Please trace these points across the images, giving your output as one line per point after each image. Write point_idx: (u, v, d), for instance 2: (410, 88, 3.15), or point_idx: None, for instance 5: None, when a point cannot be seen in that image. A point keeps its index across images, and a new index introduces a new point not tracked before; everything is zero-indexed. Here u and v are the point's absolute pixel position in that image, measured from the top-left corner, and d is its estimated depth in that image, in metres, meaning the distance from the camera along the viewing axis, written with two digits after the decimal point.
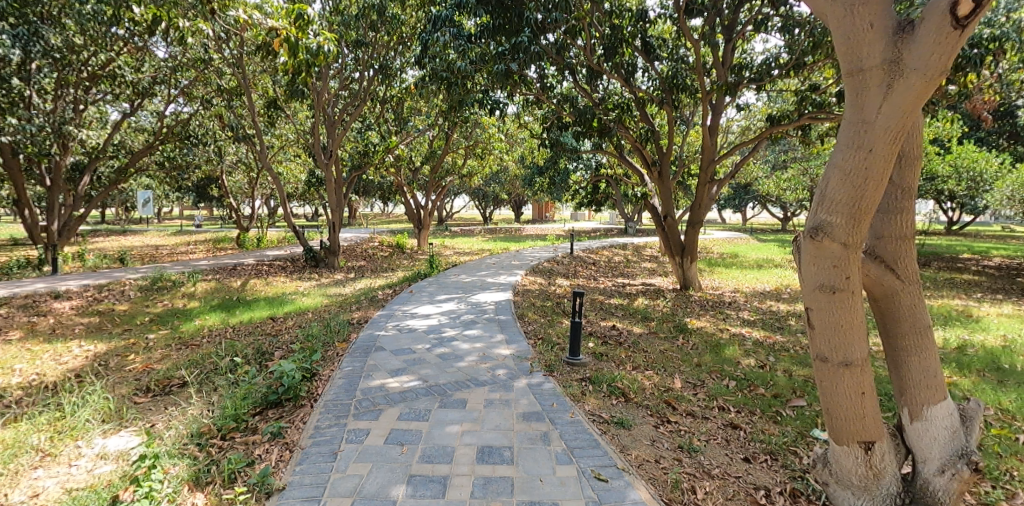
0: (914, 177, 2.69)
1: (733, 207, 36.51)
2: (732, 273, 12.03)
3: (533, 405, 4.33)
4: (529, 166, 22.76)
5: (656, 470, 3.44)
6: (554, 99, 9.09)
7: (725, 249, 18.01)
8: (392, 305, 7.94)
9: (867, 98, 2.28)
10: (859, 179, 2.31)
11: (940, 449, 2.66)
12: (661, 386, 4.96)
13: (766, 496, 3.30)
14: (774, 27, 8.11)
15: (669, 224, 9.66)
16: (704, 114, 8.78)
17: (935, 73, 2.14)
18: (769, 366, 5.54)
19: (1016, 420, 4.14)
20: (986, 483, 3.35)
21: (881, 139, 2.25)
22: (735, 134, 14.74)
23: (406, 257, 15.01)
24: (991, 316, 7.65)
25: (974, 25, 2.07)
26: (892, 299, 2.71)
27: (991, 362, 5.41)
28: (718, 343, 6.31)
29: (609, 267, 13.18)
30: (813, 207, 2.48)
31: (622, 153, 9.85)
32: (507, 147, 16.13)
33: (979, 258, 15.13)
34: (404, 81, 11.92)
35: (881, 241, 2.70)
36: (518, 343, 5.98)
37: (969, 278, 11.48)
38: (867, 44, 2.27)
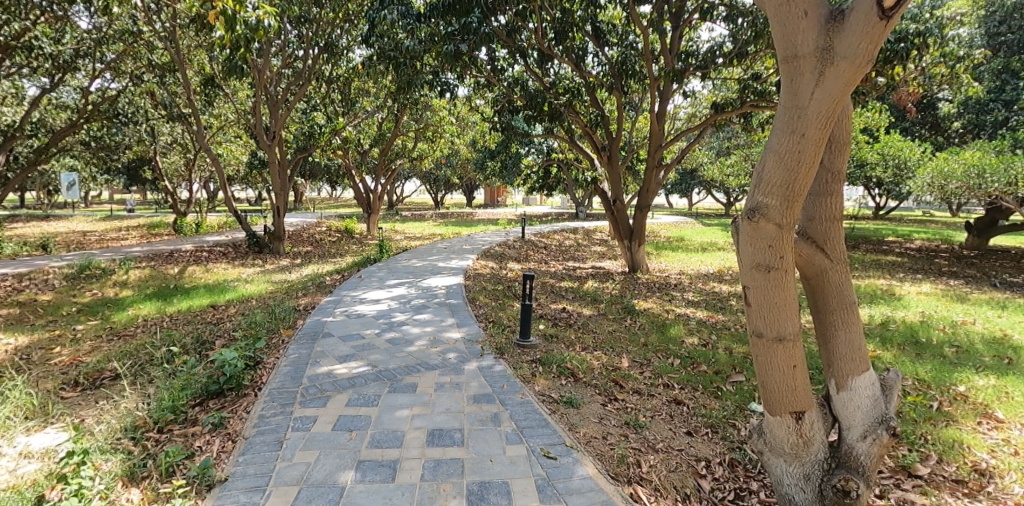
0: (843, 161, 2.82)
1: (679, 192, 37.63)
2: (678, 256, 12.39)
3: (484, 387, 4.35)
4: (481, 150, 22.61)
5: (603, 446, 3.54)
6: (505, 81, 9.05)
7: (671, 233, 18.53)
8: (341, 291, 7.79)
9: (801, 83, 2.36)
10: (792, 162, 2.40)
11: (863, 417, 2.83)
12: (609, 365, 5.08)
13: (706, 467, 3.46)
14: (718, 16, 8.34)
15: (618, 208, 9.81)
16: (652, 100, 8.93)
17: (861, 62, 2.24)
18: (711, 344, 5.77)
19: (931, 389, 4.49)
20: (904, 447, 3.62)
21: (813, 123, 2.34)
22: (682, 120, 15.10)
23: (356, 242, 14.68)
24: (912, 294, 8.23)
25: (898, 17, 2.16)
26: (822, 277, 2.85)
27: (910, 336, 5.83)
28: (664, 322, 6.53)
29: (559, 251, 13.29)
30: (749, 190, 2.57)
31: (572, 138, 9.92)
32: (459, 131, 15.93)
33: (903, 240, 16.24)
34: (352, 60, 11.57)
35: (812, 223, 2.83)
36: (468, 326, 6.01)
37: (892, 260, 12.28)
38: (801, 32, 2.34)
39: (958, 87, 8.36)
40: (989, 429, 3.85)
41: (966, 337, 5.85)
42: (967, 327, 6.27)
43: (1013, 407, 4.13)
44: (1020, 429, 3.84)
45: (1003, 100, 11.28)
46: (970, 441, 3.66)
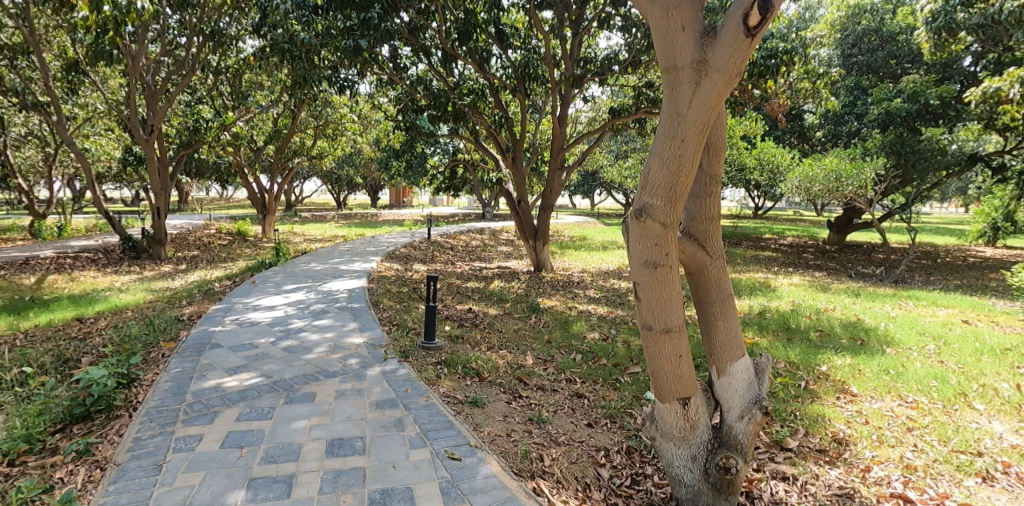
0: (720, 164, 3.01)
1: (582, 193, 39.08)
2: (581, 255, 12.85)
3: (387, 392, 4.25)
4: (385, 149, 22.07)
5: (507, 443, 3.59)
6: (408, 80, 8.89)
7: (575, 232, 19.19)
8: (232, 298, 7.26)
9: (680, 93, 2.47)
10: (674, 166, 2.54)
11: (740, 399, 3.06)
12: (514, 363, 5.17)
13: (606, 456, 3.62)
14: (615, 26, 8.75)
15: (522, 209, 9.99)
16: (554, 104, 9.19)
17: (733, 75, 2.36)
18: (611, 338, 6.05)
19: (799, 369, 5.01)
20: (777, 424, 4.00)
21: (691, 131, 2.48)
22: (583, 123, 15.70)
23: (250, 246, 13.74)
24: (784, 286, 9.15)
25: (762, 35, 2.29)
26: (703, 272, 3.05)
27: (782, 323, 6.47)
28: (567, 319, 6.75)
29: (466, 252, 13.29)
30: (637, 191, 2.69)
31: (478, 139, 9.96)
32: (361, 130, 15.44)
33: (777, 237, 17.99)
34: (243, 50, 10.83)
35: (694, 222, 3.02)
36: (371, 330, 5.84)
37: (768, 255, 13.55)
38: (679, 44, 2.45)
39: (818, 100, 9.41)
40: (846, 403, 4.36)
41: (826, 322, 6.59)
42: (828, 313, 7.07)
43: (864, 382, 4.70)
44: (869, 401, 4.39)
45: (855, 114, 12.76)
46: (830, 415, 4.12)
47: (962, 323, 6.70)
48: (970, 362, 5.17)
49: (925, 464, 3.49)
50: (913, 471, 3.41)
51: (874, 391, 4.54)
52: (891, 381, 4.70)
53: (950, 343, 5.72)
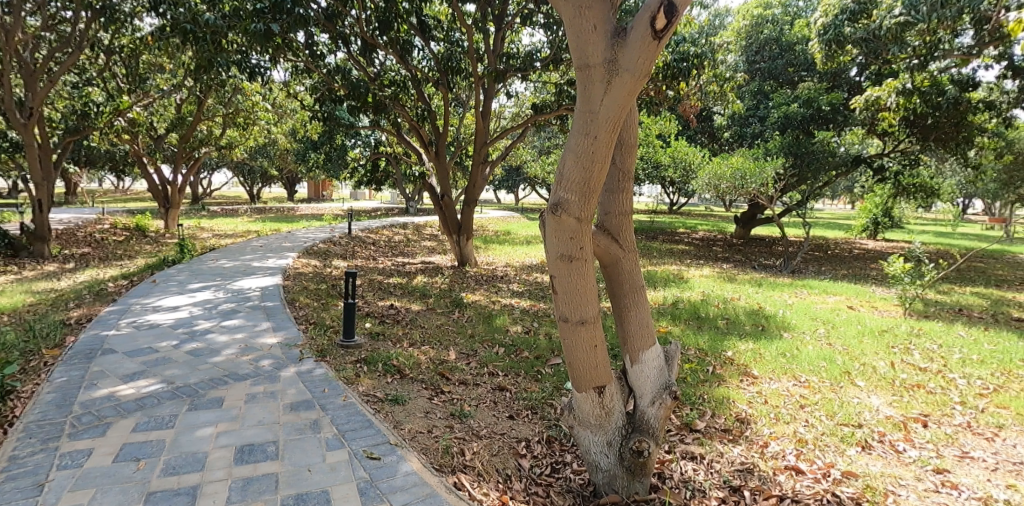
0: (632, 161, 3.04)
1: (507, 188, 39.38)
2: (505, 249, 12.95)
3: (302, 394, 4.09)
4: (302, 140, 21.14)
5: (428, 440, 3.57)
6: (325, 69, 8.55)
7: (499, 227, 19.33)
8: (128, 298, 6.68)
9: (592, 89, 2.45)
10: (587, 161, 2.52)
11: (651, 385, 3.09)
12: (436, 359, 5.14)
13: (526, 447, 3.67)
14: (537, 23, 8.87)
15: (446, 203, 9.92)
16: (478, 98, 9.17)
17: (642, 73, 2.36)
18: (533, 331, 6.16)
19: (707, 355, 5.35)
20: (687, 408, 4.24)
21: (604, 126, 2.46)
22: (507, 119, 15.82)
23: (150, 242, 12.70)
24: (695, 277, 9.71)
25: (669, 36, 2.30)
26: (617, 265, 3.06)
27: (693, 312, 6.87)
28: (490, 313, 6.80)
29: (389, 247, 13.01)
30: (552, 185, 2.66)
31: (400, 132, 9.77)
32: (275, 119, 14.68)
33: (689, 232, 19.05)
34: (139, 29, 9.96)
35: (607, 216, 3.03)
36: (286, 329, 5.58)
37: (681, 248, 14.31)
38: (591, 42, 2.42)
39: (725, 103, 10.04)
40: (747, 385, 4.69)
41: (732, 310, 7.07)
42: (733, 302, 7.59)
43: (764, 365, 5.09)
44: (768, 382, 4.76)
45: (758, 116, 13.64)
46: (734, 396, 4.41)
47: (847, 308, 7.41)
48: (853, 343, 5.72)
49: (814, 437, 3.80)
50: (805, 444, 3.71)
51: (772, 373, 4.91)
52: (787, 363, 5.12)
53: (836, 327, 6.32)
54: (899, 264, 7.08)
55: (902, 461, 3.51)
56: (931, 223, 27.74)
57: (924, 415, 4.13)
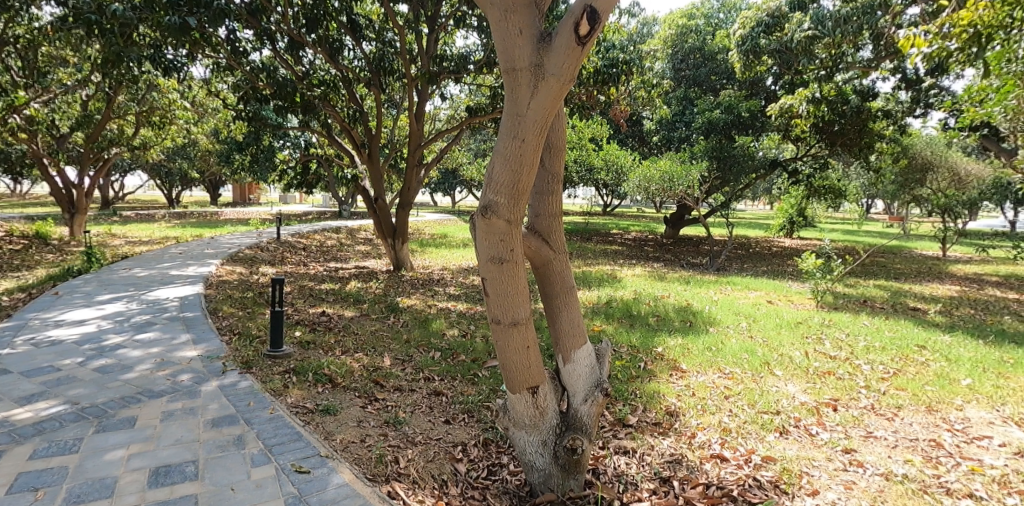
0: (561, 164, 3.08)
1: (443, 190, 39.11)
2: (441, 253, 12.84)
3: (225, 409, 3.88)
4: (226, 141, 20.11)
5: (361, 450, 3.48)
6: (249, 66, 8.17)
7: (436, 230, 19.16)
8: (25, 313, 6.09)
9: (519, 93, 2.45)
10: (515, 164, 2.53)
11: (583, 383, 3.12)
12: (370, 366, 5.02)
13: (463, 451, 3.65)
14: (471, 26, 8.87)
15: (380, 207, 9.72)
16: (411, 99, 9.05)
17: (567, 79, 2.38)
18: (470, 334, 6.15)
19: (639, 351, 5.53)
20: (620, 404, 4.36)
21: (531, 130, 2.47)
22: (442, 121, 15.72)
23: (52, 250, 11.64)
24: (627, 276, 10.02)
25: (592, 44, 2.34)
26: (548, 266, 3.09)
27: (625, 310, 7.09)
28: (426, 317, 6.72)
29: (320, 252, 12.57)
30: (482, 187, 2.65)
31: (331, 134, 9.47)
32: (195, 118, 13.87)
33: (622, 233, 19.64)
34: (35, 18, 9.12)
35: (538, 218, 3.06)
36: (207, 341, 5.28)
37: (615, 249, 14.73)
38: (517, 46, 2.43)
39: (653, 108, 10.42)
40: (676, 379, 4.89)
41: (662, 308, 7.34)
42: (663, 300, 7.89)
43: (691, 359, 5.32)
44: (695, 375, 4.97)
45: (684, 121, 14.26)
46: (664, 390, 4.58)
47: (766, 303, 7.87)
48: (772, 335, 6.09)
49: (737, 425, 4.00)
50: (729, 432, 3.90)
51: (699, 366, 5.14)
52: (713, 356, 5.37)
53: (757, 320, 6.71)
54: (811, 260, 7.60)
55: (815, 443, 3.76)
56: (839, 222, 29.96)
57: (834, 399, 4.45)
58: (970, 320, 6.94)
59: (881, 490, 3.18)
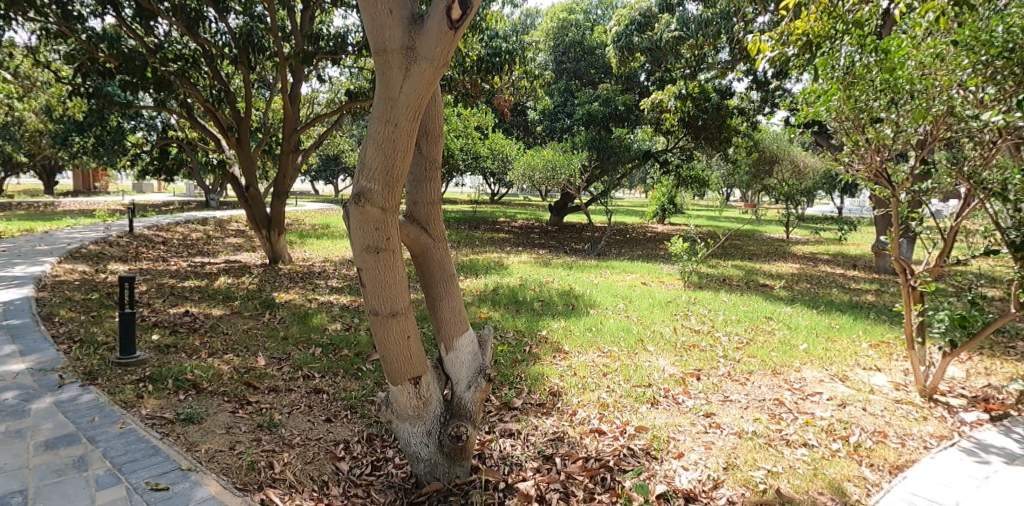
0: (438, 151, 3.03)
1: (325, 178, 37.24)
2: (323, 244, 12.20)
3: (62, 427, 3.39)
4: (61, 120, 17.45)
5: (230, 458, 3.22)
6: (86, 35, 7.11)
7: (317, 220, 18.18)
8: None
9: (391, 76, 2.36)
10: (388, 150, 2.45)
11: (466, 370, 3.12)
12: (242, 368, 4.65)
13: (345, 449, 3.51)
14: (350, 5, 8.43)
15: (252, 196, 9.00)
16: (285, 81, 8.44)
17: (440, 64, 2.32)
18: (353, 327, 5.92)
19: (524, 336, 5.67)
20: (506, 388, 4.45)
21: (404, 115, 2.40)
22: (321, 104, 14.87)
23: None
24: (514, 264, 10.23)
25: (465, 29, 2.30)
26: (427, 255, 3.04)
27: (512, 297, 7.23)
28: (306, 312, 6.36)
29: (183, 246, 11.39)
30: (355, 173, 2.54)
31: (192, 115, 8.57)
32: (17, 92, 11.86)
33: (510, 221, 19.99)
34: None
35: (416, 206, 2.99)
36: (39, 352, 4.56)
37: (502, 237, 14.95)
38: (388, 27, 2.33)
39: (536, 99, 10.67)
40: (559, 360, 5.09)
41: (546, 293, 7.59)
42: (547, 285, 8.16)
43: (573, 340, 5.57)
44: (577, 355, 5.21)
45: (566, 113, 14.78)
46: (548, 372, 4.74)
47: (641, 284, 8.45)
48: (645, 314, 6.55)
49: (614, 400, 4.25)
50: (606, 407, 4.13)
51: (581, 347, 5.40)
52: (593, 337, 5.66)
53: (632, 301, 7.17)
54: (679, 244, 8.27)
55: (681, 410, 4.10)
56: (704, 210, 32.87)
57: (697, 369, 4.89)
58: (806, 293, 7.97)
59: (735, 446, 3.55)
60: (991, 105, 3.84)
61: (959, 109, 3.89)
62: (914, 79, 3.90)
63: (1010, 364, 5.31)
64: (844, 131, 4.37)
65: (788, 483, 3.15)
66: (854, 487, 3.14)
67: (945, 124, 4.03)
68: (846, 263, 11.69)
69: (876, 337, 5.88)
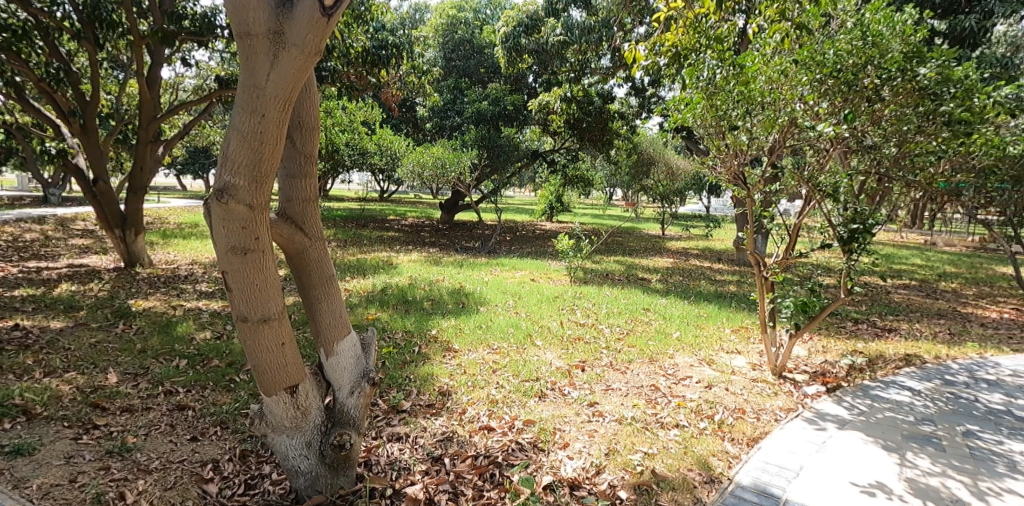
0: (314, 144, 2.85)
1: (192, 171, 33.93)
2: (192, 244, 11.10)
3: None
4: None
5: (70, 493, 2.82)
6: None
7: (183, 218, 16.49)
8: None
9: (256, 62, 2.17)
10: (255, 142, 2.26)
11: (349, 375, 2.98)
12: (88, 387, 4.08)
13: (214, 469, 3.21)
14: None
15: (101, 191, 7.93)
16: (141, 63, 7.52)
17: (312, 52, 2.18)
18: (226, 335, 5.44)
19: (414, 336, 5.57)
20: (395, 390, 4.33)
21: (272, 105, 2.22)
22: (187, 91, 13.48)
23: None
24: (404, 262, 10.02)
25: (339, 17, 2.17)
26: (303, 256, 2.86)
27: (402, 296, 7.08)
28: (169, 321, 5.74)
29: (13, 249, 9.78)
30: (217, 167, 2.32)
31: (22, 96, 7.36)
32: None
33: (400, 219, 19.56)
34: None
35: (289, 204, 2.80)
36: None
37: (392, 235, 14.57)
38: (252, 9, 2.13)
39: (425, 95, 10.52)
40: (450, 359, 5.06)
41: (436, 291, 7.52)
42: (438, 283, 8.09)
43: (464, 338, 5.56)
44: (467, 353, 5.22)
45: (455, 110, 14.73)
46: (437, 372, 4.69)
47: (530, 281, 8.67)
48: (534, 310, 6.72)
49: (503, 396, 4.30)
50: (495, 403, 4.17)
51: (471, 344, 5.41)
52: (483, 334, 5.70)
53: (522, 297, 7.33)
54: (566, 241, 8.60)
55: (567, 401, 4.25)
56: (589, 208, 34.58)
57: (582, 361, 5.11)
58: (678, 285, 8.66)
59: (616, 433, 3.75)
60: (823, 118, 4.38)
61: (800, 121, 4.33)
62: (765, 92, 4.36)
63: (841, 341, 6.16)
64: (709, 137, 4.88)
65: (663, 464, 3.37)
66: (719, 461, 3.45)
67: (790, 133, 4.54)
68: (712, 257, 12.85)
69: (736, 323, 6.53)
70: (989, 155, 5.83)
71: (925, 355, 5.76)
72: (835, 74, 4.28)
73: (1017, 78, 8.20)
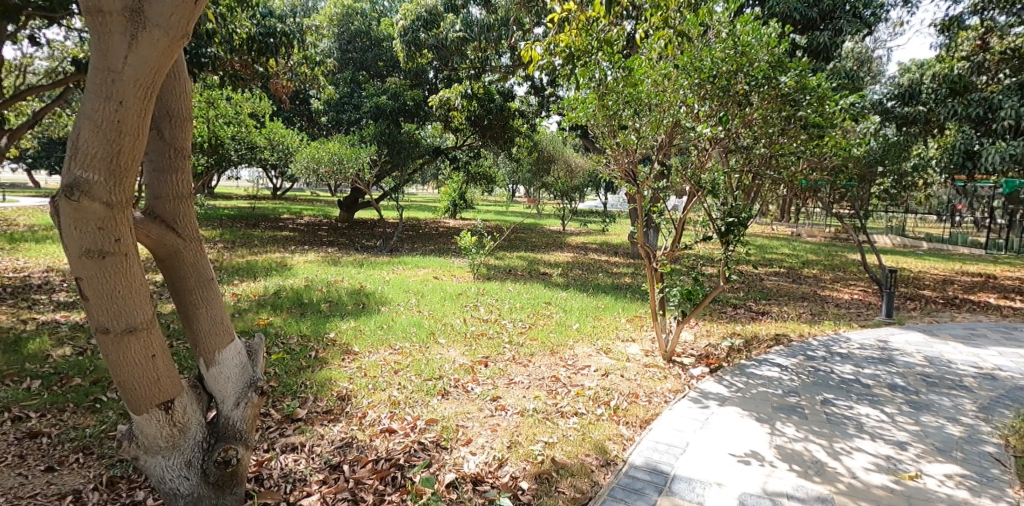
0: (185, 136, 2.62)
1: (45, 165, 29.90)
2: (47, 249, 9.78)
3: None
4: None
5: None
6: None
7: (35, 219, 14.47)
8: None
9: (110, 43, 1.94)
10: (111, 133, 2.03)
11: (233, 386, 2.78)
12: None
13: (75, 500, 2.86)
14: None
15: None
16: None
17: (177, 34, 1.98)
18: (90, 350, 4.85)
19: (311, 340, 5.30)
20: (289, 398, 4.11)
21: (131, 91, 2.01)
22: (36, 74, 11.81)
23: None
24: (300, 263, 9.53)
25: None
26: (176, 258, 2.61)
27: (297, 299, 6.71)
28: (17, 337, 5.01)
29: None
30: (65, 160, 2.06)
31: None
32: None
33: (295, 217, 18.55)
34: None
35: (158, 201, 2.56)
36: None
37: (286, 235, 13.77)
38: None
39: (320, 87, 10.02)
40: (348, 362, 4.88)
41: (334, 293, 7.21)
42: (336, 284, 7.77)
43: (364, 340, 5.38)
44: (368, 355, 5.06)
45: (352, 104, 14.19)
46: (335, 376, 4.51)
47: (432, 279, 8.60)
48: (436, 308, 6.66)
49: (405, 396, 4.23)
50: (397, 405, 4.08)
51: (371, 346, 5.25)
52: (384, 335, 5.56)
53: (425, 295, 7.24)
54: (468, 238, 8.60)
55: (470, 398, 4.27)
56: (492, 204, 34.94)
57: (485, 356, 5.16)
58: (578, 279, 9.00)
59: (517, 425, 3.83)
60: (704, 119, 4.84)
61: (682, 121, 4.80)
62: (651, 94, 4.73)
63: (721, 326, 6.72)
64: (602, 136, 5.12)
65: (562, 451, 3.49)
66: (613, 444, 3.64)
67: (676, 133, 4.93)
68: (608, 251, 13.48)
69: (631, 313, 6.90)
70: (838, 156, 6.61)
71: (791, 334, 6.44)
72: (711, 79, 4.66)
73: (859, 88, 9.38)
